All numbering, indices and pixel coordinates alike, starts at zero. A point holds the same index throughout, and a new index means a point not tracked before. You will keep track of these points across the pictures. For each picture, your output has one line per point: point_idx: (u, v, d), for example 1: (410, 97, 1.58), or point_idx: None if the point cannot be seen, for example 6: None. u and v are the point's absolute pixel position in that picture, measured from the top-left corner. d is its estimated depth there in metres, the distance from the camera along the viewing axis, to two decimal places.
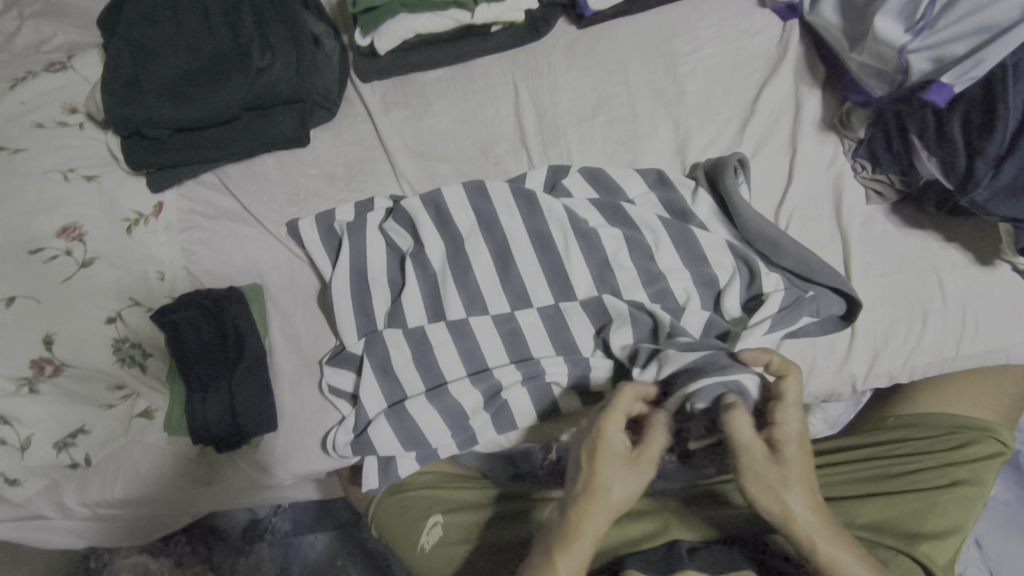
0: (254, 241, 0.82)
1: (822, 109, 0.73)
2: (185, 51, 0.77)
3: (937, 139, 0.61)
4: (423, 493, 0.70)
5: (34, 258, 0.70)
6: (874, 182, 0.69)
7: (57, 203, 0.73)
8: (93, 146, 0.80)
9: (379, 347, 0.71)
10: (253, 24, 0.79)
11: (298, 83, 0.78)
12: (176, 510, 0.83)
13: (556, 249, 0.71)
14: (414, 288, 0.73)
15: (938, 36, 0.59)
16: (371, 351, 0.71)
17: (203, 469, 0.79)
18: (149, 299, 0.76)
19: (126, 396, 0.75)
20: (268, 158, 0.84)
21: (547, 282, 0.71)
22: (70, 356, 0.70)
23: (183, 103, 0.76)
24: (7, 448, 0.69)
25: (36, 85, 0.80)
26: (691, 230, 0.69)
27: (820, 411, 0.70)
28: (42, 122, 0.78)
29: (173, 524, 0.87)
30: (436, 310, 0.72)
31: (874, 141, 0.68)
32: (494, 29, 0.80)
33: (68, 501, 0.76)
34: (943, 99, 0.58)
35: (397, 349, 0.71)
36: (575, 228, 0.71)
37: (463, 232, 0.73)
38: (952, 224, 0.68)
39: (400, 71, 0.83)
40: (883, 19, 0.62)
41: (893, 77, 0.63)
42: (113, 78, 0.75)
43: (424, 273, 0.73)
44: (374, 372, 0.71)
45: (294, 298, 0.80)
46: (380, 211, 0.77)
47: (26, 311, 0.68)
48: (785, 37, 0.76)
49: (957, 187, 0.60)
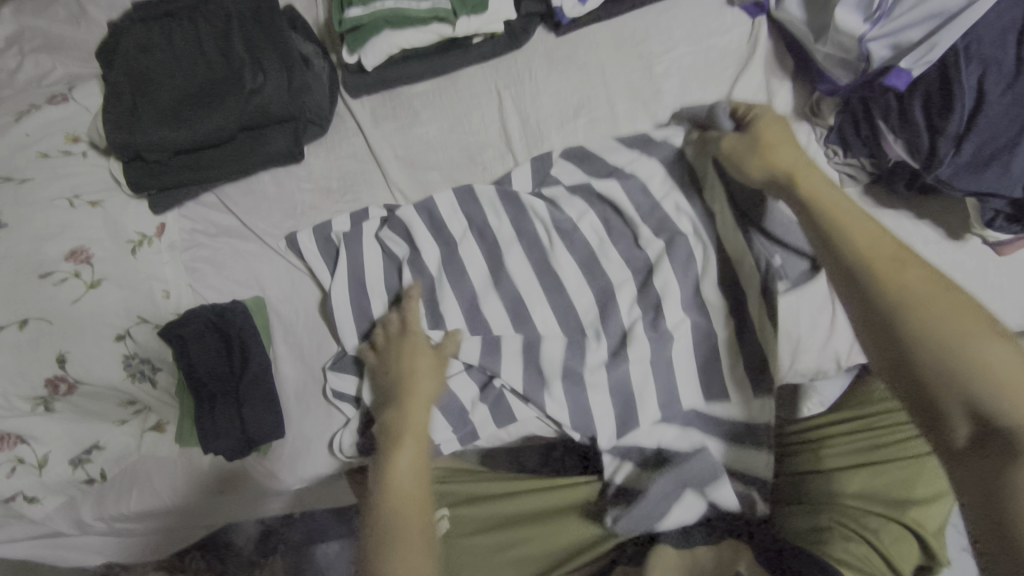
0: (255, 256, 0.85)
1: (794, 100, 0.76)
2: (181, 77, 0.81)
3: (901, 121, 0.63)
4: (429, 489, 0.72)
5: (44, 282, 0.73)
6: (847, 167, 0.71)
7: (65, 228, 0.76)
8: (96, 173, 0.83)
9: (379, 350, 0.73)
10: (244, 47, 0.82)
11: (291, 102, 0.81)
12: (190, 522, 0.85)
13: (543, 247, 0.74)
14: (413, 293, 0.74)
15: (894, 24, 0.63)
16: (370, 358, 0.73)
17: (215, 479, 0.80)
18: (157, 316, 0.78)
19: (138, 411, 0.78)
20: (264, 175, 0.87)
21: (539, 280, 0.73)
22: (82, 373, 0.73)
23: (182, 126, 0.79)
24: (26, 466, 0.74)
25: (39, 117, 0.84)
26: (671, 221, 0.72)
27: (814, 394, 0.71)
28: (47, 151, 0.82)
29: (189, 536, 0.89)
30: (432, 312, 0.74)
31: (843, 127, 0.69)
32: (476, 40, 0.84)
33: (86, 516, 0.79)
34: (903, 83, 0.60)
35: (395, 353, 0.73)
36: (560, 228, 0.74)
37: (456, 237, 0.76)
38: (925, 203, 0.70)
39: (388, 86, 0.86)
40: (843, 10, 0.65)
41: (857, 65, 0.66)
42: (113, 106, 0.78)
43: (421, 277, 0.75)
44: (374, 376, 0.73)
45: (296, 308, 0.83)
46: (375, 220, 0.80)
47: (39, 332, 0.71)
48: (755, 32, 0.79)
49: (923, 166, 0.62)
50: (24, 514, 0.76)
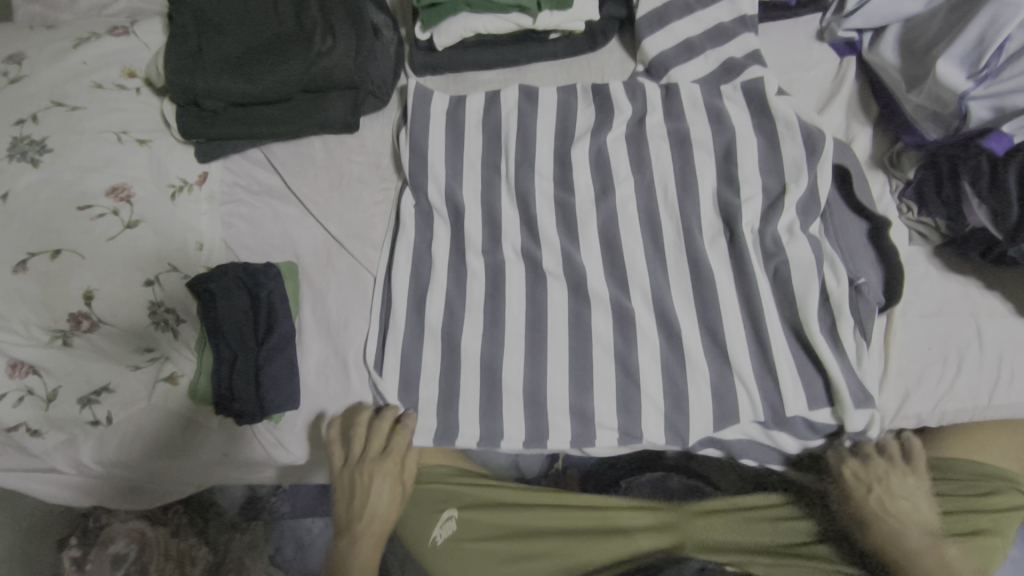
0: (295, 221, 0.82)
1: (873, 147, 0.74)
2: (249, 29, 0.80)
3: (991, 186, 0.62)
4: (434, 486, 0.70)
5: (82, 214, 0.71)
6: (919, 225, 0.70)
7: (110, 163, 0.74)
8: (147, 111, 0.81)
9: (440, 333, 0.74)
10: (318, 8, 0.81)
11: (355, 70, 0.80)
12: (159, 480, 0.84)
13: (638, 389, 0.69)
14: (473, 391, 0.71)
15: (1001, 86, 0.63)
16: (405, 361, 0.73)
17: (182, 439, 0.79)
18: (187, 267, 0.75)
19: (154, 358, 0.75)
20: (315, 141, 0.85)
21: (633, 415, 0.69)
22: (106, 314, 0.70)
23: (243, 77, 0.77)
24: (35, 398, 0.73)
25: (98, 47, 0.82)
26: (750, 258, 0.70)
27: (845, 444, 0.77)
28: (102, 83, 0.80)
29: (167, 494, 0.90)
30: (491, 324, 0.73)
31: (924, 183, 0.68)
32: (552, 37, 0.83)
33: (83, 459, 0.78)
34: (1001, 147, 0.62)
35: (456, 346, 0.73)
36: (632, 326, 0.71)
37: (525, 246, 0.75)
38: (995, 273, 0.69)
39: (455, 69, 0.85)
40: (946, 63, 0.65)
41: (949, 122, 0.66)
42: (178, 48, 0.77)
43: (491, 385, 0.71)
44: (440, 351, 0.73)
45: (329, 279, 0.80)
46: (444, 222, 0.77)
47: (70, 265, 0.69)
48: (841, 72, 0.77)
49: (1007, 238, 0.62)
50: (24, 448, 0.77)
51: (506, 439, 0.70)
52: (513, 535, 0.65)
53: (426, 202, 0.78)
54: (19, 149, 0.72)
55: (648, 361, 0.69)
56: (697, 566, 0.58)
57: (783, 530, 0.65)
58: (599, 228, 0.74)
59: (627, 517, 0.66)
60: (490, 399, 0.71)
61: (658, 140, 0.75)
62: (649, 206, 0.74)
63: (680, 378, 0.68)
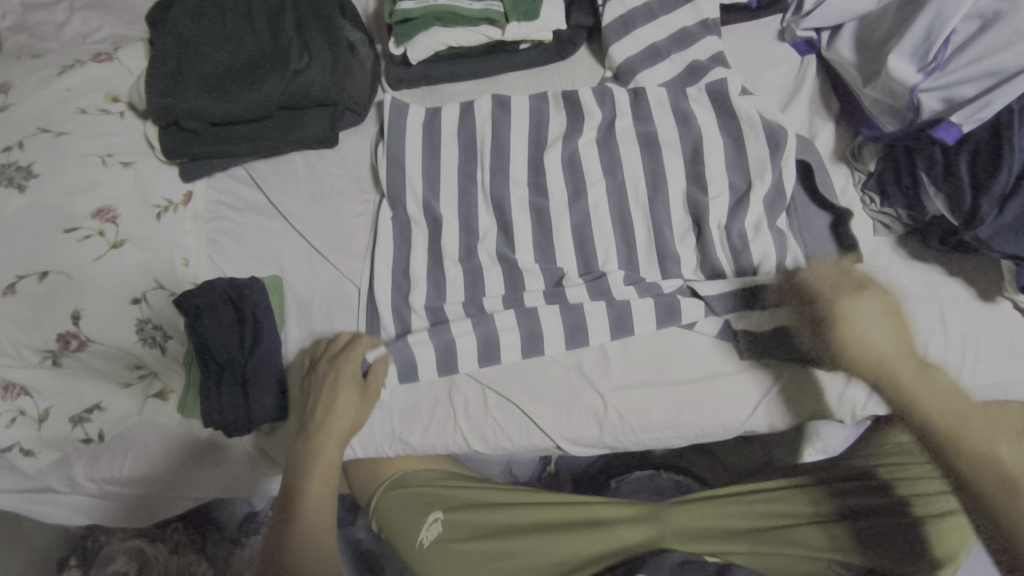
0: (278, 235, 0.84)
1: (835, 142, 0.77)
2: (228, 50, 0.82)
3: (945, 175, 0.65)
4: (422, 489, 0.71)
5: (68, 236, 0.73)
6: (882, 215, 0.73)
7: (95, 186, 0.76)
8: (131, 134, 0.83)
9: None
10: (293, 28, 0.83)
11: (331, 86, 0.82)
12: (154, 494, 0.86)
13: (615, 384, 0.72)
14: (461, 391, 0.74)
15: (949, 77, 0.64)
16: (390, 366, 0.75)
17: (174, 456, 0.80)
18: (174, 284, 0.77)
19: (143, 375, 0.77)
20: (296, 156, 0.88)
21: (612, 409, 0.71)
22: (94, 332, 0.72)
23: (222, 97, 0.79)
24: (26, 418, 0.75)
25: (82, 73, 0.84)
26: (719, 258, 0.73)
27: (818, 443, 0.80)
28: (86, 108, 0.82)
29: (165, 510, 0.91)
30: None
31: (884, 175, 0.71)
32: (523, 46, 0.85)
33: (78, 476, 0.80)
34: (951, 137, 0.63)
35: None
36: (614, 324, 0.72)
37: (502, 250, 0.77)
38: (957, 259, 0.71)
39: (430, 82, 0.87)
40: (897, 57, 0.67)
41: (904, 114, 0.68)
42: (158, 71, 0.79)
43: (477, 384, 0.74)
44: None
45: (314, 291, 0.82)
46: (424, 230, 0.79)
47: (58, 286, 0.71)
48: (802, 70, 0.80)
49: (962, 223, 0.64)
50: (19, 468, 0.78)
51: (494, 437, 0.73)
52: (495, 533, 0.66)
53: (404, 212, 0.80)
54: (7, 175, 0.74)
55: (630, 368, 0.72)
56: (678, 559, 0.59)
57: (762, 513, 0.66)
58: (573, 230, 0.76)
59: (608, 510, 0.67)
60: (478, 399, 0.74)
61: (628, 143, 0.77)
62: (622, 206, 0.76)
63: (666, 388, 0.71)
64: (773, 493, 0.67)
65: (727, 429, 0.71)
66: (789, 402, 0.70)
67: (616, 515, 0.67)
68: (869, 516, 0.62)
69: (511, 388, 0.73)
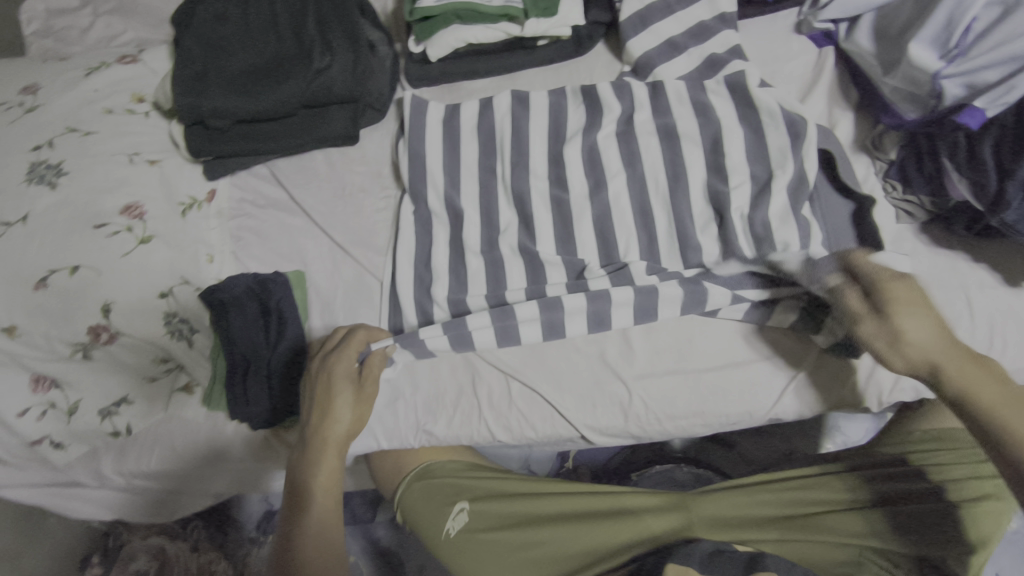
0: (301, 231, 0.85)
1: (855, 131, 0.77)
2: (252, 50, 0.83)
3: (969, 162, 0.64)
4: (446, 480, 0.71)
5: (98, 232, 0.74)
6: (905, 203, 0.72)
7: (122, 183, 0.77)
8: (157, 133, 0.85)
9: None
10: (315, 27, 0.85)
11: (353, 84, 0.83)
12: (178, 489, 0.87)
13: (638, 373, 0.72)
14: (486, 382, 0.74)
15: (972, 63, 0.65)
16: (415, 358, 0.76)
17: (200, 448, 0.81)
18: (199, 279, 0.78)
19: (170, 369, 0.78)
20: (318, 154, 0.89)
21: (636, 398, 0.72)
22: (123, 325, 0.73)
23: (247, 95, 0.81)
24: (57, 411, 0.76)
25: (108, 75, 0.86)
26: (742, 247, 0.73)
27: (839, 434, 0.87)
28: (112, 108, 0.84)
29: (189, 505, 0.92)
30: None
31: (906, 163, 0.71)
32: (541, 43, 0.86)
33: (105, 469, 0.81)
34: (976, 122, 0.63)
35: None
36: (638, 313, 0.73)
37: (523, 242, 0.77)
38: (980, 245, 0.71)
39: (449, 79, 0.88)
40: (918, 45, 0.68)
41: (926, 102, 0.68)
42: (184, 71, 0.81)
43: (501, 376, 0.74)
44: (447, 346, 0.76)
45: (336, 285, 0.83)
46: (445, 224, 0.80)
47: (87, 280, 0.72)
48: (820, 61, 0.80)
49: (988, 208, 0.63)
50: (47, 462, 0.80)
51: (519, 427, 0.73)
52: (521, 522, 0.66)
53: (426, 207, 0.81)
54: (37, 173, 0.76)
55: (654, 357, 0.73)
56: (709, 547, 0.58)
57: (791, 502, 0.65)
58: (594, 222, 0.77)
59: (634, 499, 0.67)
60: (502, 390, 0.74)
61: (647, 135, 0.78)
62: (642, 198, 0.76)
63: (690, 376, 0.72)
64: (802, 481, 0.67)
65: (754, 417, 0.72)
66: (814, 390, 0.71)
67: (641, 504, 0.67)
68: (900, 502, 0.62)
69: (535, 378, 0.74)
